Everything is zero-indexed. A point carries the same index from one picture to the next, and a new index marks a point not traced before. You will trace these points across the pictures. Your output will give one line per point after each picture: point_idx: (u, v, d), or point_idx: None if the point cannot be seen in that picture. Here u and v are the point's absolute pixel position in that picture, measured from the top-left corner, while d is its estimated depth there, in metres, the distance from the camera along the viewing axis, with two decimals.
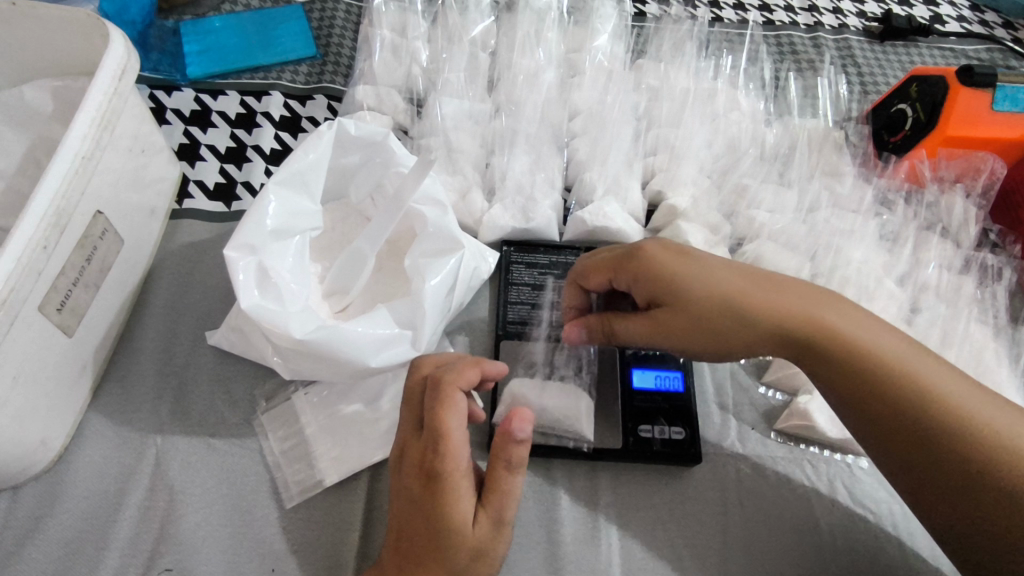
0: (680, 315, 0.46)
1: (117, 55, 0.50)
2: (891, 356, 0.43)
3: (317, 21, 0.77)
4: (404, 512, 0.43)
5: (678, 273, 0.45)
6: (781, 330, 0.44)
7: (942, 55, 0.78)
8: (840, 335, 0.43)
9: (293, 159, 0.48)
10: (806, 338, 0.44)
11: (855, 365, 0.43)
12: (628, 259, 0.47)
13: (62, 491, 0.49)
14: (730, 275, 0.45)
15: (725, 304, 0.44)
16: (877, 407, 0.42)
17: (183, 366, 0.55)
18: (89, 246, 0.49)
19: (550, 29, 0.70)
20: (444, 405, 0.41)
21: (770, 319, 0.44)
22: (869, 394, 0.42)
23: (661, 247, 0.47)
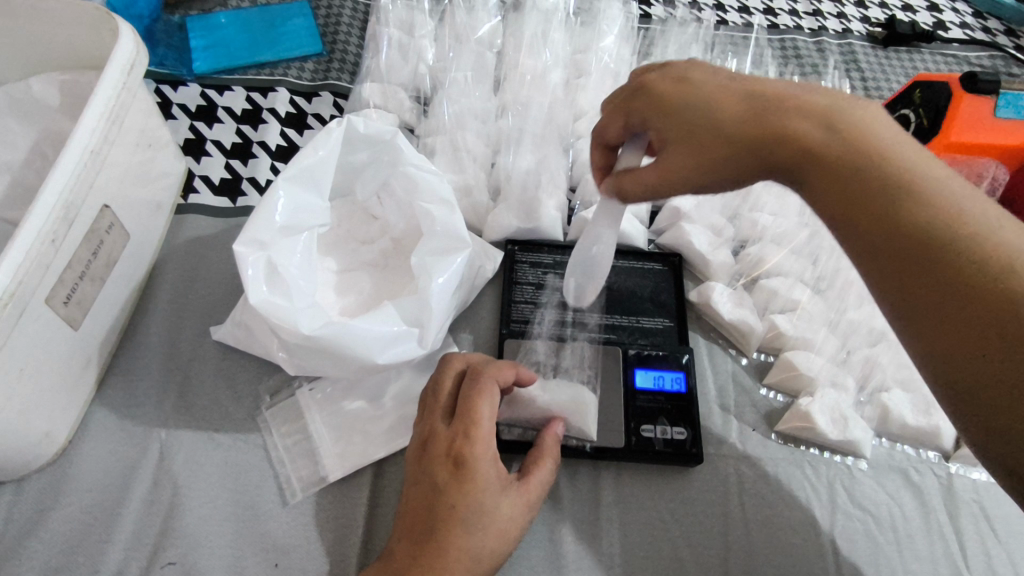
0: (846, 129, 0.37)
1: (126, 50, 0.50)
2: (935, 204, 0.35)
3: (324, 18, 0.77)
4: (421, 499, 0.43)
5: (785, 98, 0.39)
6: (785, 143, 0.38)
7: (945, 61, 0.79)
8: (831, 136, 0.37)
9: (303, 157, 0.48)
10: (890, 165, 0.36)
11: (848, 186, 0.37)
12: (759, 84, 0.40)
13: (66, 484, 0.49)
14: (731, 92, 0.40)
15: (706, 125, 0.39)
16: (904, 220, 0.35)
17: (188, 361, 0.55)
18: (96, 240, 0.49)
19: (556, 30, 0.71)
20: (479, 396, 0.44)
21: (855, 141, 0.37)
22: (906, 209, 0.35)
23: (700, 93, 0.40)
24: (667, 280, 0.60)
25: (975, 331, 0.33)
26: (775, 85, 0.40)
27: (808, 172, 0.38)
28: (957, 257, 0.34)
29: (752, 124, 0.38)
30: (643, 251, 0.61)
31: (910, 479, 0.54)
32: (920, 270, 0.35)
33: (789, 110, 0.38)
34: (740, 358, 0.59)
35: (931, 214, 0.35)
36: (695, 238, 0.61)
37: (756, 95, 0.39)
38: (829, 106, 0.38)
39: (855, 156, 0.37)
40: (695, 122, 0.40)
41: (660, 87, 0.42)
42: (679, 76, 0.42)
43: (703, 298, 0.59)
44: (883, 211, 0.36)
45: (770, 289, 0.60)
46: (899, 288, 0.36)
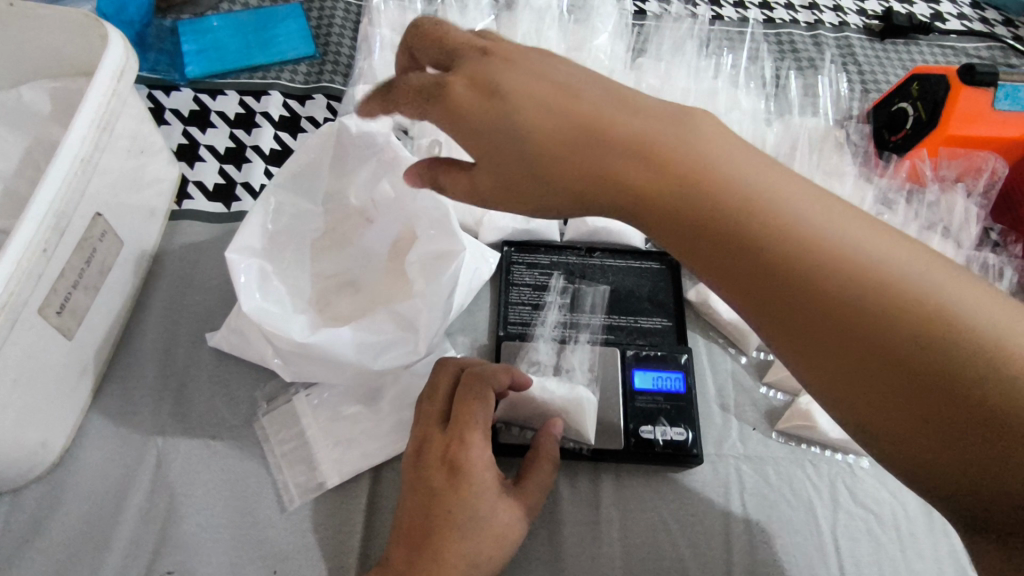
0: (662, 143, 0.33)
1: (116, 56, 0.50)
2: (741, 225, 0.31)
3: (316, 20, 0.77)
4: (417, 506, 0.42)
5: (604, 124, 0.33)
6: (612, 173, 0.33)
7: (943, 53, 0.78)
8: (654, 166, 0.33)
9: (293, 162, 0.48)
10: (716, 178, 0.32)
11: (700, 211, 0.32)
12: (597, 97, 0.34)
13: (63, 493, 0.49)
14: (545, 106, 0.33)
15: (523, 150, 0.33)
16: (777, 249, 0.31)
17: (184, 367, 0.55)
18: (89, 248, 0.49)
19: (550, 28, 0.70)
20: (474, 401, 0.44)
21: (670, 170, 0.32)
22: (789, 238, 0.31)
23: (525, 77, 0.34)
24: (665, 279, 0.59)
25: (918, 412, 0.28)
26: (581, 81, 0.34)
27: (660, 221, 0.34)
28: (875, 299, 0.29)
29: (565, 151, 0.33)
30: (640, 251, 0.60)
31: None
32: (798, 311, 0.31)
33: (605, 132, 0.33)
34: (740, 356, 0.58)
35: (846, 270, 0.30)
36: None
37: (572, 98, 0.33)
38: (644, 125, 0.33)
39: (683, 181, 0.32)
40: (506, 141, 0.33)
41: (458, 97, 0.33)
42: (490, 51, 0.35)
43: (701, 297, 0.59)
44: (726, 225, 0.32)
45: None
46: (832, 368, 0.30)
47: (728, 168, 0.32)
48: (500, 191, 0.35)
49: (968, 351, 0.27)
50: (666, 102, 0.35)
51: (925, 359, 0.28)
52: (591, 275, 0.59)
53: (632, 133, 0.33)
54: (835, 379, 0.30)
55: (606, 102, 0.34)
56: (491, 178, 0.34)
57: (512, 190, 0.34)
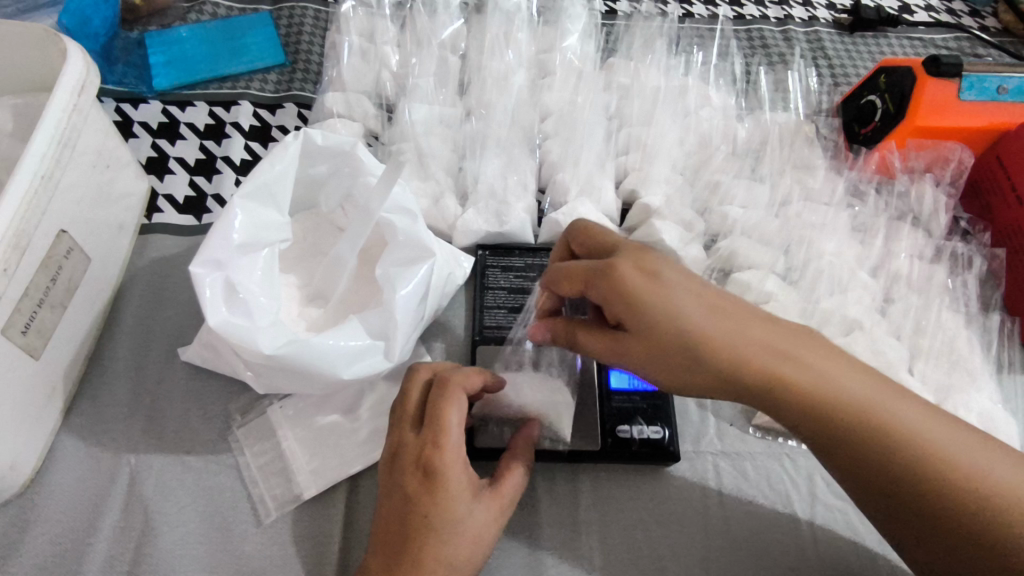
0: (746, 351, 0.39)
1: (75, 70, 0.50)
2: (805, 411, 0.39)
3: (285, 28, 0.76)
4: (393, 511, 0.42)
5: (736, 342, 0.39)
6: (751, 382, 0.39)
7: (912, 45, 0.79)
8: (806, 369, 0.39)
9: (259, 172, 0.47)
10: (801, 383, 0.39)
11: (853, 430, 0.39)
12: (677, 283, 0.40)
13: (34, 515, 0.48)
14: (695, 303, 0.40)
15: (686, 343, 0.39)
16: (844, 421, 0.38)
17: (156, 383, 0.54)
18: (54, 266, 0.48)
19: (519, 30, 0.70)
20: (447, 404, 0.43)
21: (776, 378, 0.39)
22: (838, 419, 0.39)
23: (682, 290, 0.40)
24: None
25: (933, 538, 0.38)
26: (707, 294, 0.40)
27: (758, 401, 0.40)
28: (895, 462, 0.38)
29: (745, 369, 0.39)
30: None
31: None
32: (866, 459, 0.39)
33: (756, 367, 0.39)
34: None
35: (875, 426, 0.38)
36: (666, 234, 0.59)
37: (667, 322, 0.39)
38: (753, 329, 0.40)
39: (761, 369, 0.39)
40: (662, 330, 0.40)
41: (629, 282, 0.40)
42: (647, 272, 0.41)
43: None
44: (797, 411, 0.39)
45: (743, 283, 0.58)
46: (880, 498, 0.39)
47: (793, 370, 0.39)
48: (609, 352, 0.43)
49: (963, 498, 0.37)
50: (789, 322, 0.41)
51: (929, 500, 0.38)
52: None
53: (704, 329, 0.39)
54: (869, 497, 0.40)
55: (713, 317, 0.40)
56: (630, 349, 0.41)
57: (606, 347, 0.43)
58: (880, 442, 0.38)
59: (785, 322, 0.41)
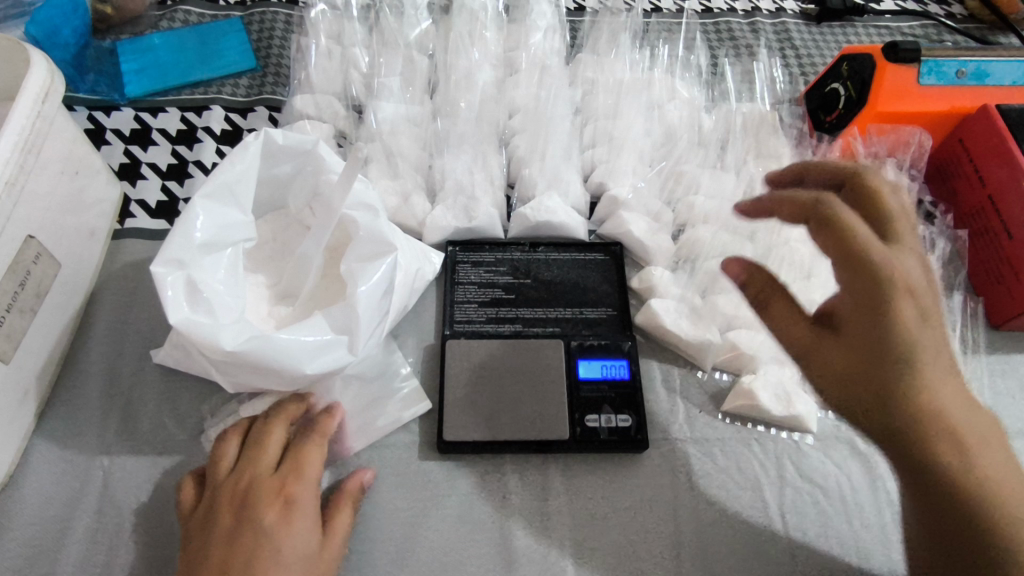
0: (897, 363, 0.37)
1: (39, 78, 0.50)
2: (893, 430, 0.37)
3: (257, 33, 0.77)
4: (239, 548, 0.42)
5: (901, 308, 0.37)
6: (880, 323, 0.37)
7: (878, 33, 0.80)
8: (922, 340, 0.37)
9: (220, 172, 0.48)
10: (907, 398, 0.36)
11: (919, 427, 0.36)
12: (911, 288, 0.37)
13: (8, 519, 0.49)
14: (929, 300, 0.37)
15: (867, 276, 0.37)
16: (929, 427, 0.36)
17: (129, 385, 0.55)
18: (22, 271, 0.49)
19: (485, 29, 0.71)
20: (311, 444, 0.48)
21: (904, 347, 0.37)
22: (923, 441, 0.36)
23: (915, 266, 0.38)
24: (609, 269, 0.60)
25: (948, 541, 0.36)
26: (929, 294, 0.38)
27: (829, 358, 0.40)
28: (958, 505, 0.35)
29: (867, 318, 0.37)
30: (584, 243, 0.61)
31: (857, 448, 0.54)
32: (922, 458, 0.36)
33: (897, 331, 0.37)
34: (695, 370, 0.57)
35: (950, 435, 0.36)
36: (633, 226, 0.60)
37: (896, 327, 0.36)
38: (904, 298, 0.37)
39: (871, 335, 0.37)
40: (867, 284, 0.37)
41: (881, 248, 0.37)
42: (897, 246, 0.38)
43: (644, 284, 0.59)
44: (889, 421, 0.37)
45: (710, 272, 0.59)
46: (919, 495, 0.37)
47: (929, 402, 0.36)
48: (786, 333, 0.42)
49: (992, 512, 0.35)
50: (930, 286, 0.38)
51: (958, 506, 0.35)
52: (536, 269, 0.59)
53: (909, 321, 0.37)
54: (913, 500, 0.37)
55: (900, 273, 0.37)
56: (799, 328, 0.42)
57: (799, 340, 0.42)
58: (952, 484, 0.36)
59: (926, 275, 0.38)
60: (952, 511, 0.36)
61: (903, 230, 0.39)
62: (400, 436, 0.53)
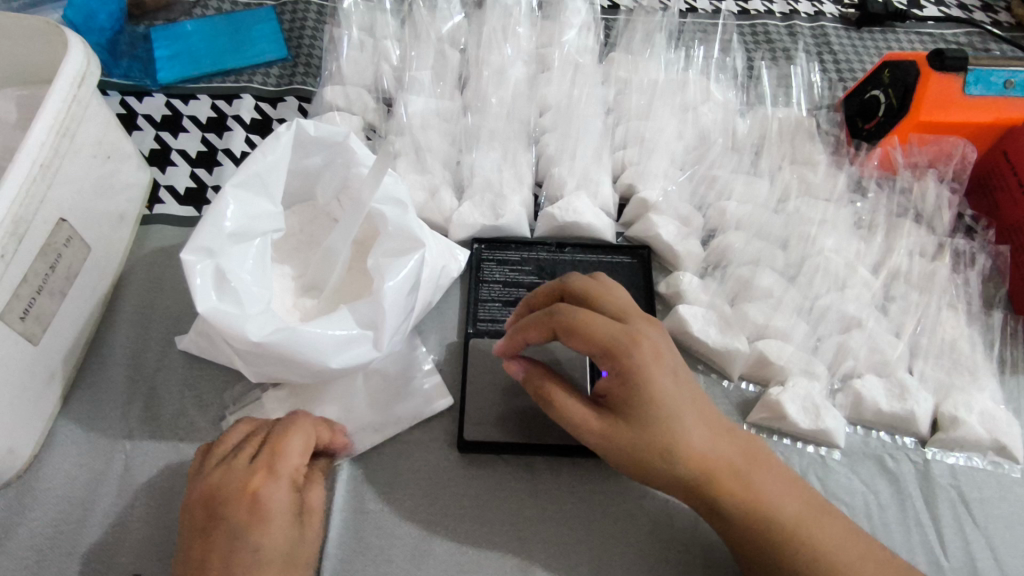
0: (647, 443, 0.41)
1: (76, 62, 0.50)
2: (688, 481, 0.42)
3: (288, 23, 0.77)
4: (212, 546, 0.39)
5: (648, 379, 0.40)
6: (660, 402, 0.41)
7: (920, 40, 0.78)
8: (683, 406, 0.41)
9: (252, 162, 0.48)
10: (695, 455, 0.41)
11: (712, 477, 0.41)
12: (659, 383, 0.41)
13: (31, 499, 0.49)
14: (666, 371, 0.41)
15: (613, 351, 0.41)
16: (715, 477, 0.41)
17: (153, 371, 0.55)
18: (53, 254, 0.49)
19: (518, 25, 0.70)
20: (289, 435, 0.43)
21: (681, 414, 0.41)
22: (716, 489, 0.42)
23: (660, 340, 0.42)
24: (636, 273, 0.59)
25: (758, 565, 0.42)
26: (668, 363, 0.41)
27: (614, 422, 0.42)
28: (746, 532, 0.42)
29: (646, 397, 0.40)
30: (612, 245, 0.60)
31: (886, 466, 0.53)
32: (723, 499, 0.42)
33: (655, 402, 0.40)
34: (722, 380, 0.56)
35: (735, 479, 0.42)
36: (663, 230, 0.59)
37: (652, 406, 0.40)
38: (656, 370, 0.41)
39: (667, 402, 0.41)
40: (618, 357, 0.40)
41: (600, 322, 0.41)
42: (626, 321, 0.43)
43: (672, 289, 0.58)
44: (677, 475, 0.41)
45: (740, 279, 0.58)
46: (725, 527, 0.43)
47: (695, 455, 0.41)
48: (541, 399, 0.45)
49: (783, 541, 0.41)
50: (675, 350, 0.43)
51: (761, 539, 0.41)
52: (562, 270, 0.58)
53: (672, 388, 0.41)
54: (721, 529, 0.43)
55: (644, 348, 0.41)
56: (561, 399, 0.44)
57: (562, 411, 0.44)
58: (750, 521, 0.42)
59: (664, 339, 0.43)
60: (752, 536, 0.42)
61: (619, 304, 0.43)
62: (420, 433, 0.53)
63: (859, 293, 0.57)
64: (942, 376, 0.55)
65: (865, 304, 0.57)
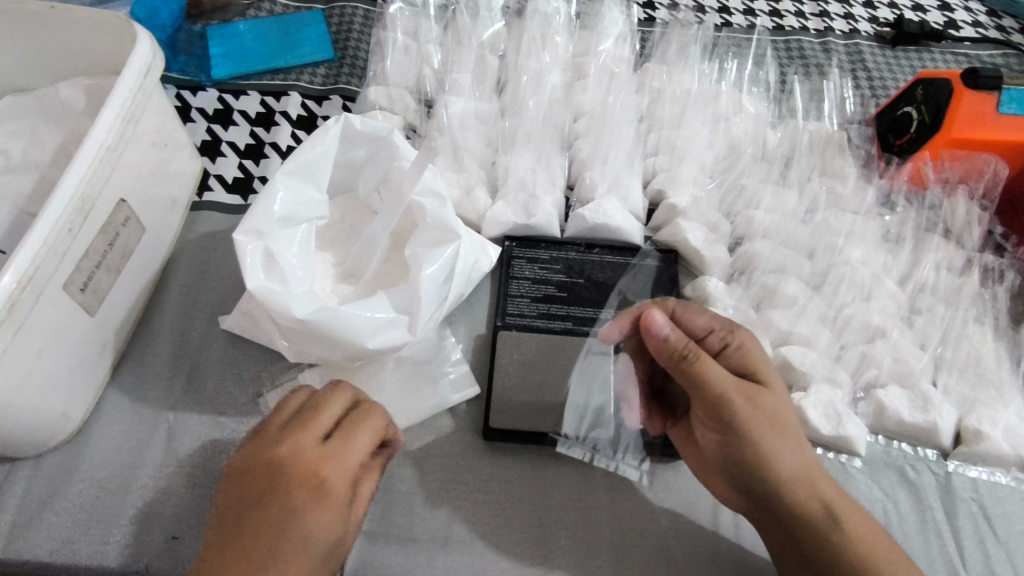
0: (774, 409, 0.46)
1: (143, 55, 0.54)
2: (797, 469, 0.45)
3: (336, 26, 0.81)
4: (255, 558, 0.37)
5: (769, 371, 0.47)
6: (780, 394, 0.47)
7: (955, 60, 0.78)
8: (792, 409, 0.47)
9: (301, 152, 0.51)
10: (805, 445, 0.46)
11: (812, 476, 0.45)
12: (774, 374, 0.48)
13: (79, 461, 0.52)
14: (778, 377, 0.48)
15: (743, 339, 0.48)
16: (814, 477, 0.45)
17: (197, 348, 0.58)
18: (112, 232, 0.52)
19: (556, 33, 0.73)
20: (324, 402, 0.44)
21: (793, 412, 0.47)
22: (816, 488, 0.45)
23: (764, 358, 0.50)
24: (662, 276, 0.60)
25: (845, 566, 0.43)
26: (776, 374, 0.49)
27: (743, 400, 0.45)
28: (830, 536, 0.44)
29: (769, 386, 0.47)
30: (639, 248, 0.61)
31: (906, 476, 0.53)
32: (818, 501, 0.45)
33: (776, 393, 0.47)
34: None
35: (829, 486, 0.46)
36: (690, 235, 0.60)
37: (774, 392, 0.46)
38: (772, 371, 0.48)
39: (784, 398, 0.47)
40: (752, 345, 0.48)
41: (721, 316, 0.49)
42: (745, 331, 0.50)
43: (697, 293, 0.59)
44: (792, 462, 0.45)
45: (765, 286, 0.59)
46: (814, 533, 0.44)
47: (804, 446, 0.46)
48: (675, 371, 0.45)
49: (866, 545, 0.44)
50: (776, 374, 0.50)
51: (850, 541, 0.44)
52: (589, 270, 0.60)
53: (784, 390, 0.48)
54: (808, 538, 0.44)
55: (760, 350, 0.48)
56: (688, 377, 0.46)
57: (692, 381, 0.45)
58: (846, 525, 0.44)
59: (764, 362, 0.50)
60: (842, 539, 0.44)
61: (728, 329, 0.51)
62: (447, 419, 0.54)
63: (885, 305, 0.58)
64: (967, 390, 0.55)
65: (891, 316, 0.58)
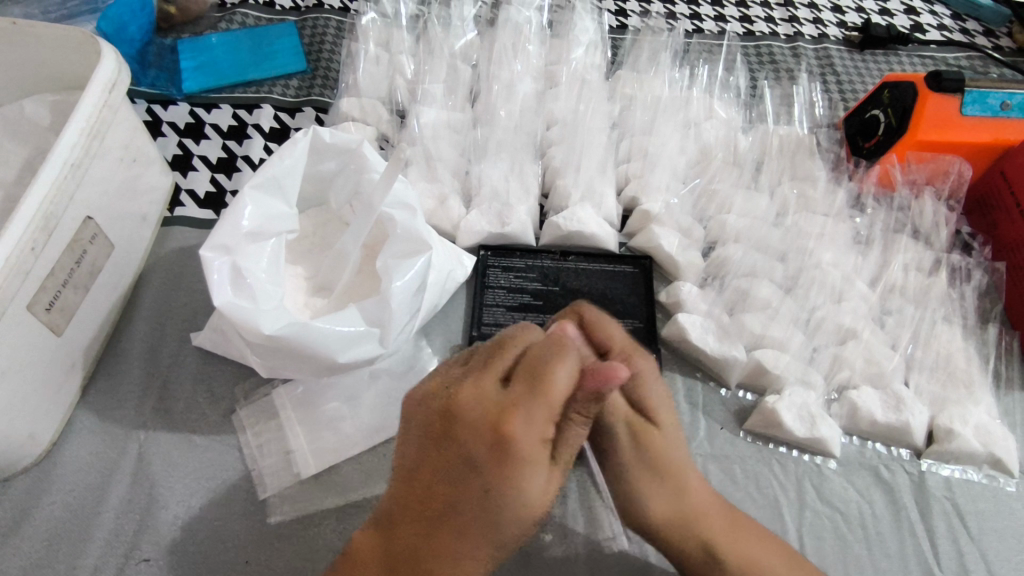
0: (654, 449, 0.45)
1: (107, 69, 0.53)
2: (671, 504, 0.44)
3: (309, 38, 0.80)
4: (467, 526, 0.36)
5: (654, 410, 0.46)
6: (660, 433, 0.45)
7: (922, 63, 0.79)
8: (679, 444, 0.46)
9: (270, 165, 0.50)
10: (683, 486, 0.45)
11: (693, 508, 0.45)
12: (662, 405, 0.46)
13: (47, 484, 0.51)
14: (669, 414, 0.46)
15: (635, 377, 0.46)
16: (695, 507, 0.45)
17: (168, 366, 0.57)
18: (79, 249, 0.51)
19: (529, 42, 0.73)
20: (546, 357, 0.37)
21: (677, 450, 0.46)
22: (697, 520, 0.44)
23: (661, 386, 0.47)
24: (637, 282, 0.60)
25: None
26: (667, 406, 0.47)
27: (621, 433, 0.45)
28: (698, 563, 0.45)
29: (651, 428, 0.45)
30: (614, 255, 0.61)
31: (881, 476, 0.54)
32: (699, 531, 0.44)
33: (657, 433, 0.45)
34: (719, 389, 0.57)
35: (713, 516, 0.45)
36: (664, 240, 0.61)
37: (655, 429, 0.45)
38: (661, 411, 0.46)
39: (667, 439, 0.46)
40: (645, 382, 0.46)
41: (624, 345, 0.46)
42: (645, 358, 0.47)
43: (672, 298, 0.59)
44: (670, 496, 0.45)
45: (739, 291, 0.59)
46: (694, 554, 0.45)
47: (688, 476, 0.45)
48: None
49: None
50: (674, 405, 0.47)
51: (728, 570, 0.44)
52: (565, 277, 0.60)
53: (669, 428, 0.46)
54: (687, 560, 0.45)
55: (652, 385, 0.46)
56: None
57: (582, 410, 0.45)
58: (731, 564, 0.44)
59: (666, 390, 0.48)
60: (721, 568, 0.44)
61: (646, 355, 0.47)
62: None
63: (856, 305, 0.59)
64: (938, 389, 0.56)
65: (863, 317, 0.58)
